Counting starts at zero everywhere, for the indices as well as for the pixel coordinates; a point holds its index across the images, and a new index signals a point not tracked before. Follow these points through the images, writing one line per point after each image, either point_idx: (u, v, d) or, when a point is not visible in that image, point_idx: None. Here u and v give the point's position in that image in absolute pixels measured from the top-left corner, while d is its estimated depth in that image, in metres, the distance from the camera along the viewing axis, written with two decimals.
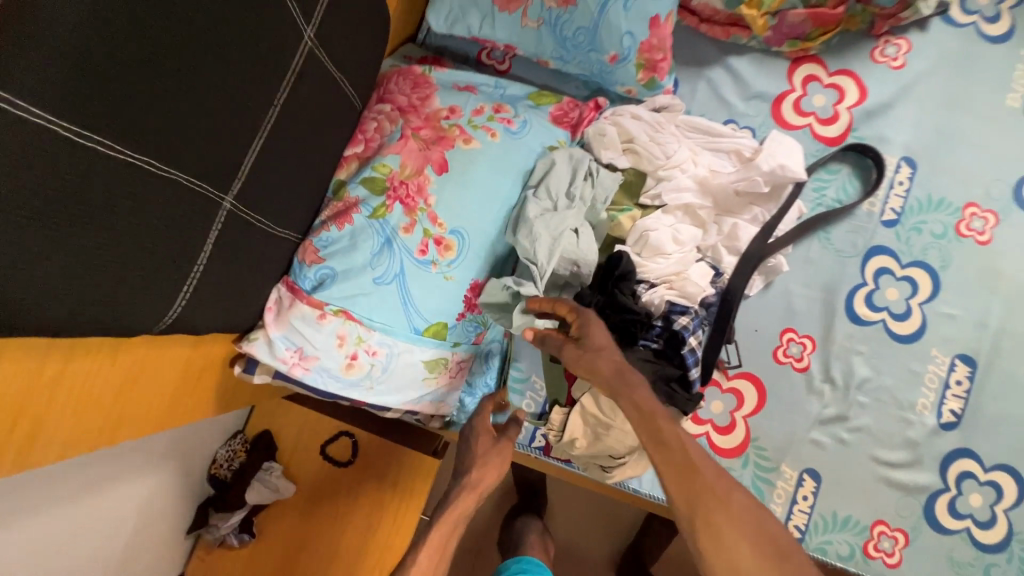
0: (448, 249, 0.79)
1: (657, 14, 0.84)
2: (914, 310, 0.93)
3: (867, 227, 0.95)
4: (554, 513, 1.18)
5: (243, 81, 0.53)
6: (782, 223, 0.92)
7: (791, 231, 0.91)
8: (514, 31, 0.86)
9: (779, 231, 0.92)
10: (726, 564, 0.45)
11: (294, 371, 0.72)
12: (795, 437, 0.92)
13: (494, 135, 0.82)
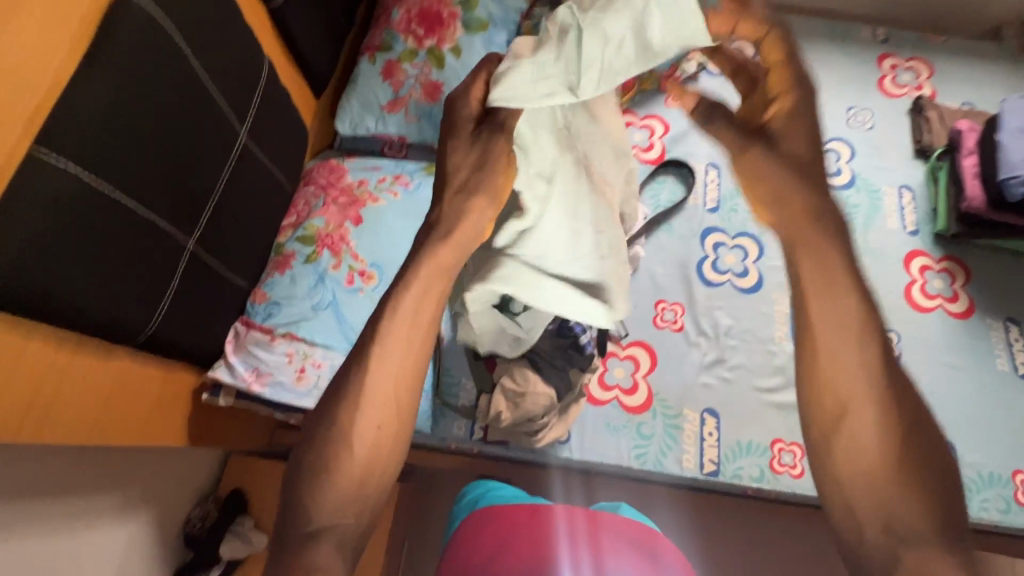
0: (371, 278, 1.00)
1: None
2: (751, 268, 1.19)
3: (697, 216, 1.24)
4: None
5: (201, 159, 0.78)
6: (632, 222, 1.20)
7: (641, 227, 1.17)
8: (401, 124, 1.17)
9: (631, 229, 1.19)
10: (858, 466, 0.42)
11: (252, 387, 0.89)
12: (689, 384, 1.09)
13: (396, 194, 1.09)
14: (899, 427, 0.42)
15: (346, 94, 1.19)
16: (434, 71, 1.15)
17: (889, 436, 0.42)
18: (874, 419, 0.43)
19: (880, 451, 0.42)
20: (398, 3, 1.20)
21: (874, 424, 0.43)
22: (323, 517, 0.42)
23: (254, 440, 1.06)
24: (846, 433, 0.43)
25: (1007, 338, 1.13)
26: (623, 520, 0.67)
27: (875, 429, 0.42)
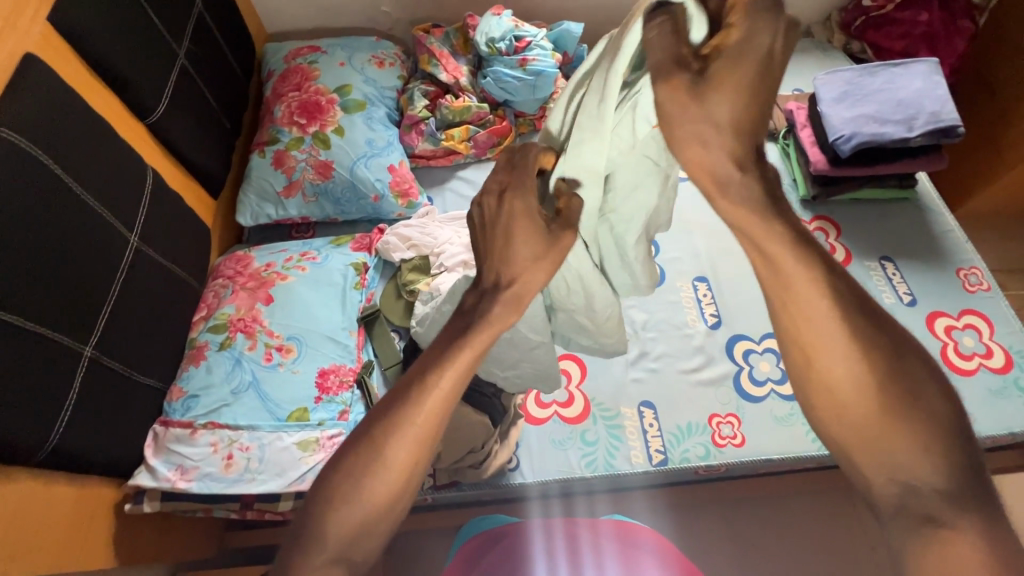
0: (290, 352, 1.02)
1: (391, 164, 1.28)
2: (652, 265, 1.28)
3: None
4: None
5: (91, 269, 0.81)
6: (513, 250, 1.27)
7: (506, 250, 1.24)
8: (301, 206, 1.26)
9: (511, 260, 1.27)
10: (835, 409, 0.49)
11: (178, 485, 0.88)
12: (621, 382, 1.14)
13: (305, 269, 1.14)
14: (880, 373, 0.47)
15: (243, 189, 1.27)
16: (322, 152, 1.25)
17: (863, 376, 0.48)
18: (844, 362, 0.48)
19: (861, 394, 0.48)
20: (278, 101, 1.31)
21: (844, 370, 0.48)
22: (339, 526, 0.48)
23: (201, 551, 1.01)
24: (819, 381, 0.50)
25: (886, 274, 1.25)
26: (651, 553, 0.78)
27: (859, 379, 0.48)
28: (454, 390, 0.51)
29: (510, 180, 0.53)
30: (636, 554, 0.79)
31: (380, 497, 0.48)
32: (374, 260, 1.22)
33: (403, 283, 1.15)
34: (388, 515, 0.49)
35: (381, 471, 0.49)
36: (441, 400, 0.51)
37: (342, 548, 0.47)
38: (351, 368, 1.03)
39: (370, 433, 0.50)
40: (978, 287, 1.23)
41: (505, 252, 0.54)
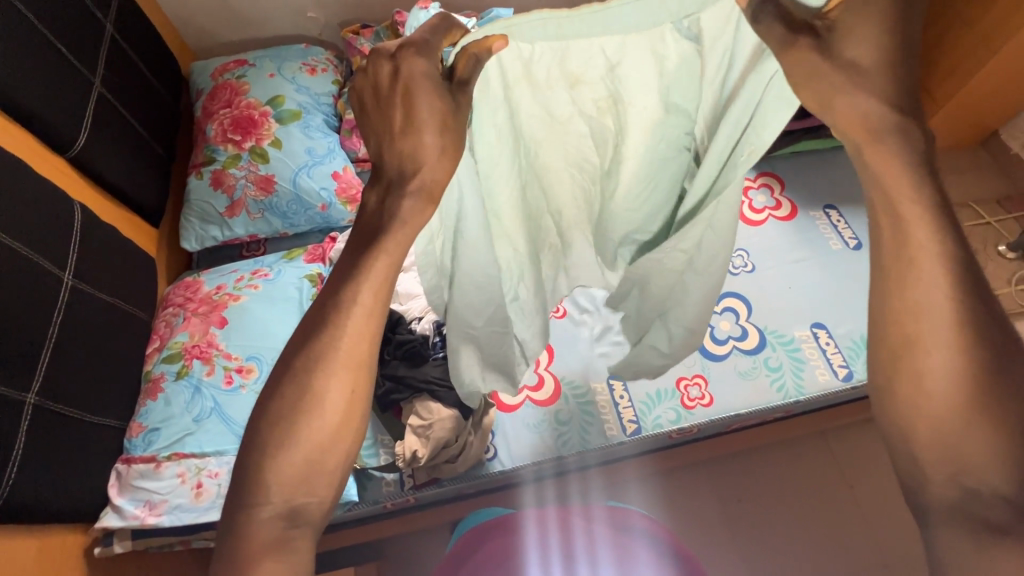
0: (251, 372, 1.00)
1: (335, 170, 1.27)
2: None
3: None
4: None
5: (26, 314, 0.79)
6: None
7: None
8: (247, 223, 1.23)
9: None
10: (912, 378, 0.45)
11: (147, 521, 0.86)
12: (588, 359, 1.15)
13: (257, 287, 1.12)
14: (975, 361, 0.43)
15: (184, 214, 1.23)
16: (261, 166, 1.22)
17: (961, 364, 0.43)
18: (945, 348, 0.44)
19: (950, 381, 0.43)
20: (211, 120, 1.27)
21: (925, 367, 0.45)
22: (278, 497, 0.48)
23: None
24: (906, 362, 0.45)
25: (831, 222, 1.28)
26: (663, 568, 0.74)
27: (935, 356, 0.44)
28: (376, 306, 0.51)
29: (421, 40, 0.49)
30: (629, 543, 0.79)
31: (314, 439, 0.49)
32: (328, 269, 1.22)
33: None
34: (335, 448, 0.50)
35: (316, 406, 0.49)
36: (364, 326, 0.51)
37: (284, 503, 0.48)
38: None
39: (306, 383, 0.50)
40: None
41: (409, 126, 0.50)
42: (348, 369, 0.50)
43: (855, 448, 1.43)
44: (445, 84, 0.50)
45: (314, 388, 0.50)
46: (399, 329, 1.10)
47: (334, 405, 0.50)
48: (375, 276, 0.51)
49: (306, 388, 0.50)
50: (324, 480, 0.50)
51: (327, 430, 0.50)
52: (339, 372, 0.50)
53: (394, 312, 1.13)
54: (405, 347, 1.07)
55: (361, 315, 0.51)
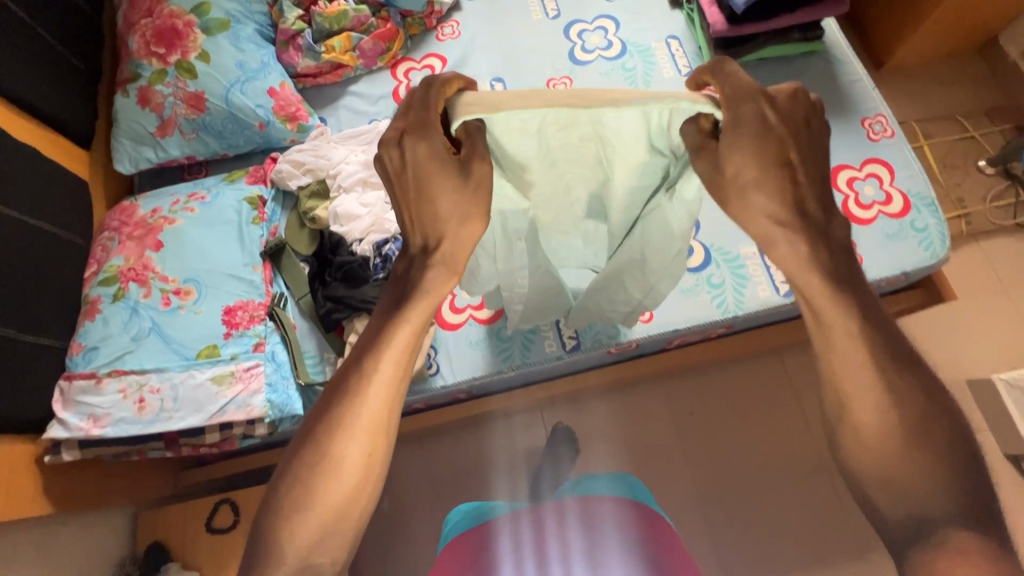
0: (190, 294, 1.03)
1: (270, 87, 1.22)
2: None
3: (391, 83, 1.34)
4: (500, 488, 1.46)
5: None
6: None
7: None
8: (181, 144, 1.20)
9: None
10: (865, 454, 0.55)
11: (93, 432, 0.91)
12: None
13: (193, 210, 1.11)
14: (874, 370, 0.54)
15: (114, 134, 1.18)
16: (189, 82, 1.16)
17: (877, 397, 0.53)
18: (870, 395, 0.54)
19: (877, 417, 0.54)
20: (132, 31, 1.19)
21: (854, 369, 0.55)
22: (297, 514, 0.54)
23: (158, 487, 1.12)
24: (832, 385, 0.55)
25: None
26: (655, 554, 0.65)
27: (864, 389, 0.54)
28: (395, 375, 0.59)
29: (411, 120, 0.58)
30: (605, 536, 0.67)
31: (330, 499, 0.55)
32: (271, 192, 1.22)
33: (304, 212, 1.19)
34: (347, 512, 0.57)
35: (333, 468, 0.56)
36: (385, 398, 0.59)
37: (309, 514, 0.55)
38: (260, 303, 1.08)
39: (332, 447, 0.57)
40: (881, 135, 1.22)
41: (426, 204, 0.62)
42: (372, 435, 0.57)
43: (801, 361, 1.55)
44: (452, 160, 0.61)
45: (341, 452, 0.56)
46: (339, 251, 1.11)
47: (355, 469, 0.56)
48: (392, 350, 0.59)
49: (330, 452, 0.56)
50: (336, 542, 0.56)
51: (349, 485, 0.56)
52: (365, 443, 0.57)
53: (333, 233, 1.13)
54: (344, 268, 1.08)
55: (382, 390, 0.58)
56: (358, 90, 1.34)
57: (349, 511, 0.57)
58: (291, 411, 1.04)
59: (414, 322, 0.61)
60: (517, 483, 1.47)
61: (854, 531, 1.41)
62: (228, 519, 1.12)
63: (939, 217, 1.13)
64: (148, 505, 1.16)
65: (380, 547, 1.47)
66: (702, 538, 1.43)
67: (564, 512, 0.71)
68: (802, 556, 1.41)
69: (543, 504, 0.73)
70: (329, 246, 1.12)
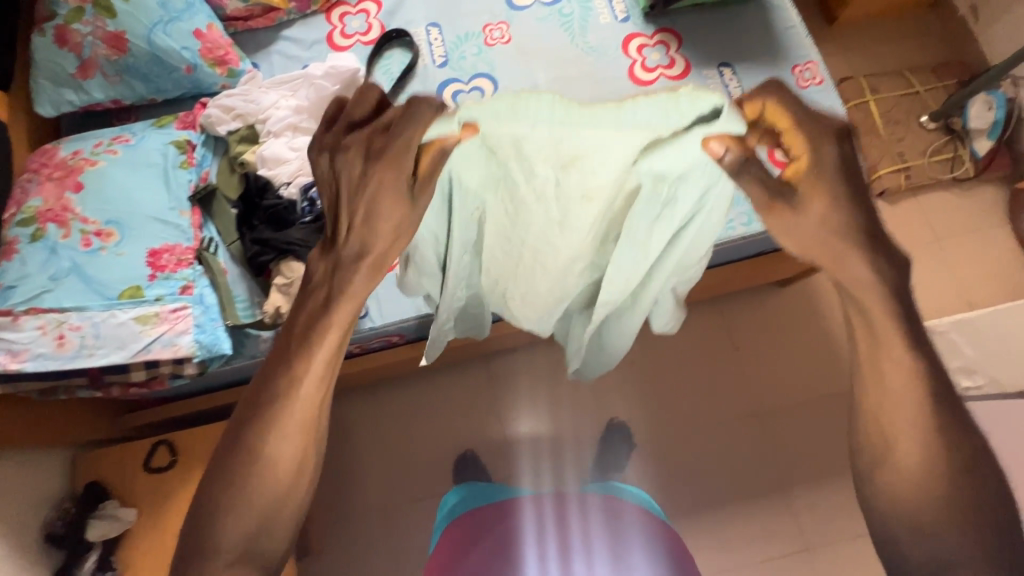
0: (111, 236, 1.04)
1: (196, 29, 1.19)
2: None
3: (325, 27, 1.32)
4: (495, 463, 1.51)
5: None
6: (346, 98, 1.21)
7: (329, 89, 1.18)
8: (105, 87, 1.18)
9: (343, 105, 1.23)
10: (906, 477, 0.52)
11: (11, 366, 0.93)
12: None
13: (116, 152, 1.11)
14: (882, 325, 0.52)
15: (33, 75, 1.16)
16: (108, 21, 1.13)
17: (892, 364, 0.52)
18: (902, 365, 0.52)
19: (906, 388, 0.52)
20: None
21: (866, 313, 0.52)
22: None
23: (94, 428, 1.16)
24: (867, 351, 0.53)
25: (722, 81, 1.24)
26: (666, 544, 0.95)
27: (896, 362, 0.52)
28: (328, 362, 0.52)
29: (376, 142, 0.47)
30: (622, 527, 0.99)
31: (261, 502, 0.49)
32: (200, 137, 1.21)
33: (234, 157, 1.19)
34: (284, 505, 0.51)
35: (264, 468, 0.49)
36: (316, 388, 0.52)
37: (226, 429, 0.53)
38: (188, 247, 1.08)
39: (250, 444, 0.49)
40: (810, 82, 1.23)
41: (367, 220, 0.50)
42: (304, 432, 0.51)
43: (739, 310, 1.61)
44: (408, 188, 0.51)
45: (274, 451, 0.50)
46: (266, 196, 1.11)
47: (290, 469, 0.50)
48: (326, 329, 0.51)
49: (258, 451, 0.49)
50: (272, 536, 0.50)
51: (284, 478, 0.50)
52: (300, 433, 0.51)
53: (260, 177, 1.13)
54: (270, 212, 1.09)
55: (312, 380, 0.51)
56: (292, 35, 1.31)
57: (292, 499, 0.51)
58: (221, 351, 1.05)
59: (353, 299, 0.52)
60: (505, 466, 1.50)
61: (780, 469, 1.49)
62: (165, 459, 1.15)
63: None
64: (87, 447, 1.19)
65: (333, 489, 1.52)
66: (639, 476, 1.50)
67: (590, 507, 1.04)
68: (732, 492, 1.49)
69: (566, 496, 1.06)
70: (257, 190, 1.11)
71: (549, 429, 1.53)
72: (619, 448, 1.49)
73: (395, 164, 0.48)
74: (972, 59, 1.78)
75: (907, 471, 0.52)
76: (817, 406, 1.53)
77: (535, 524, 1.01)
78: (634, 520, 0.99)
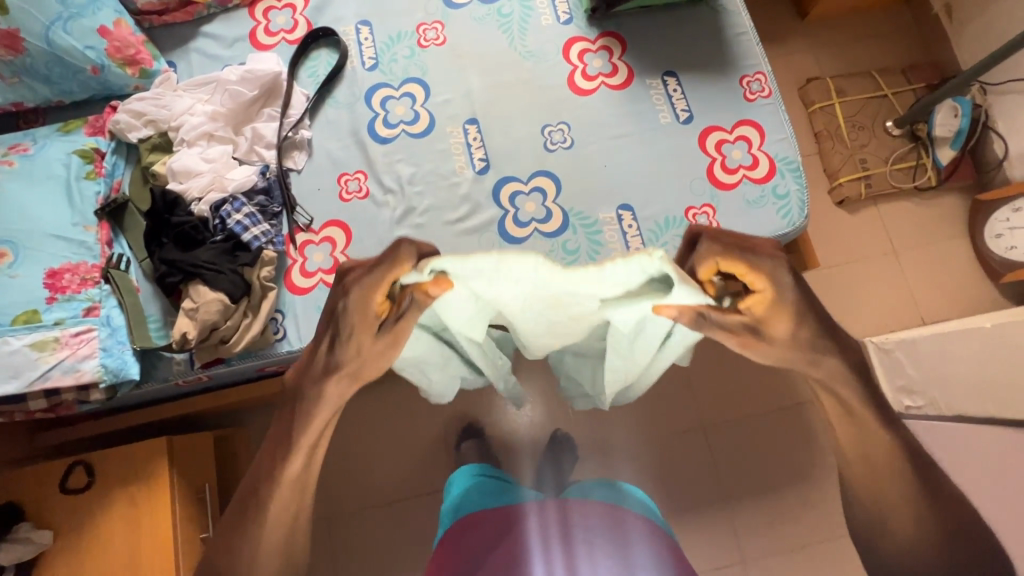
0: (5, 256, 1.00)
1: (101, 25, 1.10)
2: (554, 209, 1.12)
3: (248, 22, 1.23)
4: (437, 473, 1.50)
5: None
6: (268, 106, 1.17)
7: (249, 95, 1.13)
8: (3, 90, 1.11)
9: (264, 111, 1.16)
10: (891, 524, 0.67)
11: None
12: (385, 241, 1.11)
13: (13, 164, 1.07)
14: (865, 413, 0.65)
15: None
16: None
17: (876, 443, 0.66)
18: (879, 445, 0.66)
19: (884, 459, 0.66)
20: None
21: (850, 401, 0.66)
22: None
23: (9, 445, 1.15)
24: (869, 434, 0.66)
25: (666, 91, 1.17)
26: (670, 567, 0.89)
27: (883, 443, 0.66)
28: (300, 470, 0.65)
29: (361, 279, 0.60)
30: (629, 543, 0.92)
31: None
32: (110, 143, 1.13)
33: (145, 167, 1.12)
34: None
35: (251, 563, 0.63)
36: (290, 495, 0.64)
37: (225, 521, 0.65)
38: (93, 265, 1.04)
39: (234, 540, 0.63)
40: (758, 95, 1.17)
41: (343, 344, 0.62)
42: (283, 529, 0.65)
43: None
44: (377, 324, 0.63)
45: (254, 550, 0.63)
46: (177, 212, 1.05)
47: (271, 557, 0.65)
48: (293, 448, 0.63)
49: (239, 556, 0.63)
50: None
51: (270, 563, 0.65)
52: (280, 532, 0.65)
53: (171, 191, 1.06)
54: (178, 231, 1.02)
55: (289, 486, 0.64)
56: (212, 30, 1.23)
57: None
58: (128, 376, 1.01)
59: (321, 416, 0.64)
60: (447, 477, 1.49)
61: (719, 482, 1.50)
62: (82, 479, 1.13)
63: (801, 184, 1.11)
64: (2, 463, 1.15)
65: None
66: None
67: (596, 517, 0.96)
68: (674, 505, 1.49)
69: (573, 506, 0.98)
70: (166, 205, 1.05)
71: (492, 441, 1.51)
72: (558, 460, 1.47)
73: (371, 302, 0.61)
74: (943, 61, 1.72)
75: (896, 531, 0.67)
76: (758, 419, 1.53)
77: (540, 533, 0.93)
78: (646, 533, 0.95)
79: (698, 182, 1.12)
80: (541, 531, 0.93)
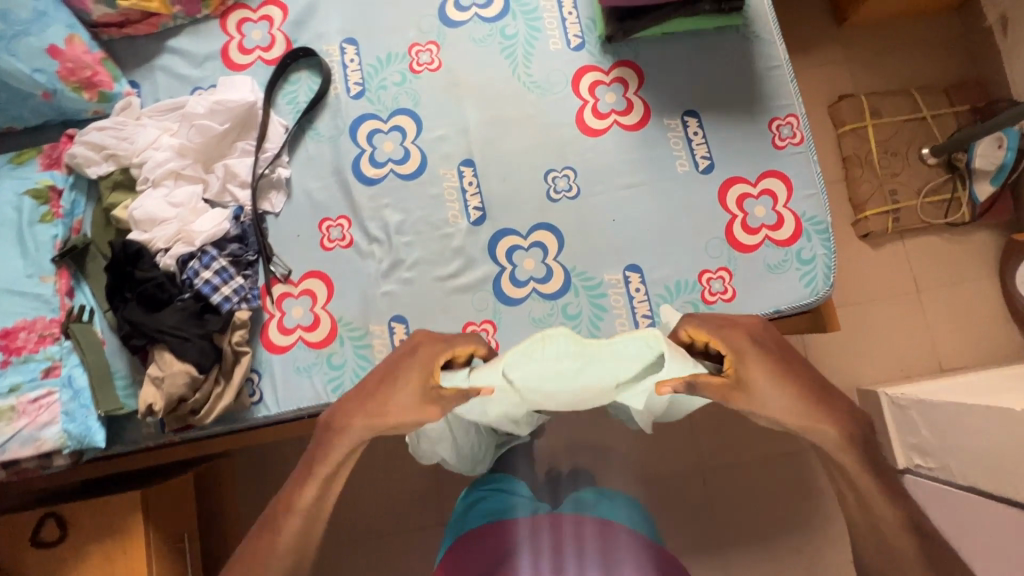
0: None
1: (51, 45, 0.98)
2: (555, 267, 1.02)
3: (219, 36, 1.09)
4: None
5: None
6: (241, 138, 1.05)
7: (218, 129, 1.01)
8: None
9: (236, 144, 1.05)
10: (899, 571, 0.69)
11: None
12: (370, 297, 1.02)
13: None
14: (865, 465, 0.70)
15: None
16: None
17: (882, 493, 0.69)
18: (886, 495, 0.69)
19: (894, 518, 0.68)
20: None
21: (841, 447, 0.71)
22: None
23: None
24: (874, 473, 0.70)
25: (686, 135, 1.05)
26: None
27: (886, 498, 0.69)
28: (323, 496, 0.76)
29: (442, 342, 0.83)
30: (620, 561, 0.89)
31: None
32: (68, 176, 1.02)
33: (107, 208, 1.01)
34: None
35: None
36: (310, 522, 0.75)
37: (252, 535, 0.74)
38: (52, 320, 0.96)
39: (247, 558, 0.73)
40: (788, 141, 1.04)
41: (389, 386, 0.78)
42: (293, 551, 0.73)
43: None
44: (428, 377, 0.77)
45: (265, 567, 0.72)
46: (141, 265, 0.95)
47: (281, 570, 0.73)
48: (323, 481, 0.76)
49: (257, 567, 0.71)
50: None
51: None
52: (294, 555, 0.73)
53: (133, 241, 0.96)
54: (142, 291, 0.93)
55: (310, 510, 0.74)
56: (179, 45, 1.09)
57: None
58: (93, 443, 0.94)
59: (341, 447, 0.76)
60: None
61: (715, 526, 1.47)
62: (54, 533, 1.08)
63: (829, 248, 1.01)
64: None
65: None
66: None
67: (587, 533, 0.94)
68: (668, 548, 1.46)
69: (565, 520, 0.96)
70: (128, 257, 0.95)
71: None
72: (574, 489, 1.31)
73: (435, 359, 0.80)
74: (991, 80, 1.56)
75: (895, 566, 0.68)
76: (760, 463, 1.49)
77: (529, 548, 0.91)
78: (637, 550, 0.92)
79: (715, 242, 1.02)
80: (532, 551, 0.90)
